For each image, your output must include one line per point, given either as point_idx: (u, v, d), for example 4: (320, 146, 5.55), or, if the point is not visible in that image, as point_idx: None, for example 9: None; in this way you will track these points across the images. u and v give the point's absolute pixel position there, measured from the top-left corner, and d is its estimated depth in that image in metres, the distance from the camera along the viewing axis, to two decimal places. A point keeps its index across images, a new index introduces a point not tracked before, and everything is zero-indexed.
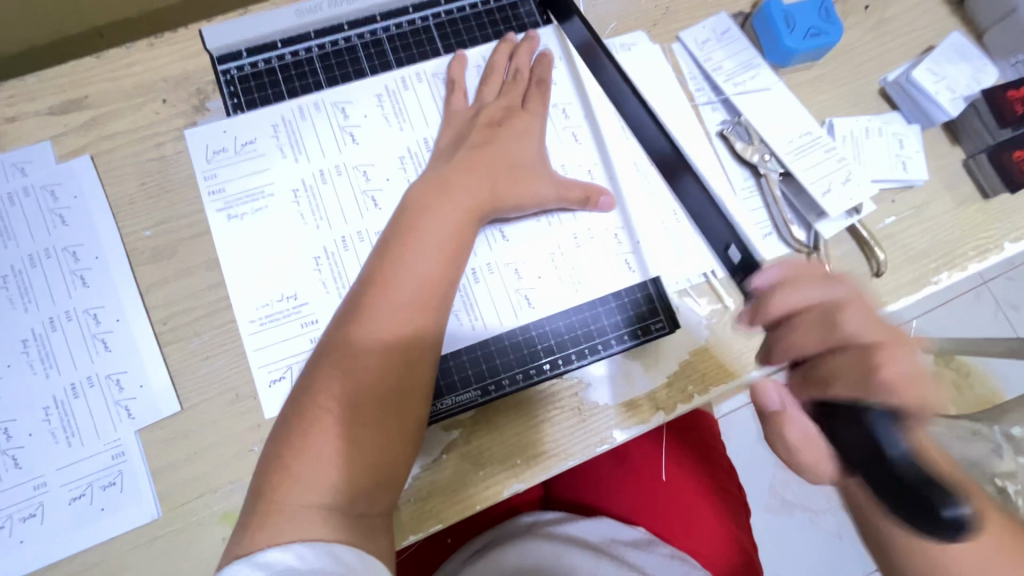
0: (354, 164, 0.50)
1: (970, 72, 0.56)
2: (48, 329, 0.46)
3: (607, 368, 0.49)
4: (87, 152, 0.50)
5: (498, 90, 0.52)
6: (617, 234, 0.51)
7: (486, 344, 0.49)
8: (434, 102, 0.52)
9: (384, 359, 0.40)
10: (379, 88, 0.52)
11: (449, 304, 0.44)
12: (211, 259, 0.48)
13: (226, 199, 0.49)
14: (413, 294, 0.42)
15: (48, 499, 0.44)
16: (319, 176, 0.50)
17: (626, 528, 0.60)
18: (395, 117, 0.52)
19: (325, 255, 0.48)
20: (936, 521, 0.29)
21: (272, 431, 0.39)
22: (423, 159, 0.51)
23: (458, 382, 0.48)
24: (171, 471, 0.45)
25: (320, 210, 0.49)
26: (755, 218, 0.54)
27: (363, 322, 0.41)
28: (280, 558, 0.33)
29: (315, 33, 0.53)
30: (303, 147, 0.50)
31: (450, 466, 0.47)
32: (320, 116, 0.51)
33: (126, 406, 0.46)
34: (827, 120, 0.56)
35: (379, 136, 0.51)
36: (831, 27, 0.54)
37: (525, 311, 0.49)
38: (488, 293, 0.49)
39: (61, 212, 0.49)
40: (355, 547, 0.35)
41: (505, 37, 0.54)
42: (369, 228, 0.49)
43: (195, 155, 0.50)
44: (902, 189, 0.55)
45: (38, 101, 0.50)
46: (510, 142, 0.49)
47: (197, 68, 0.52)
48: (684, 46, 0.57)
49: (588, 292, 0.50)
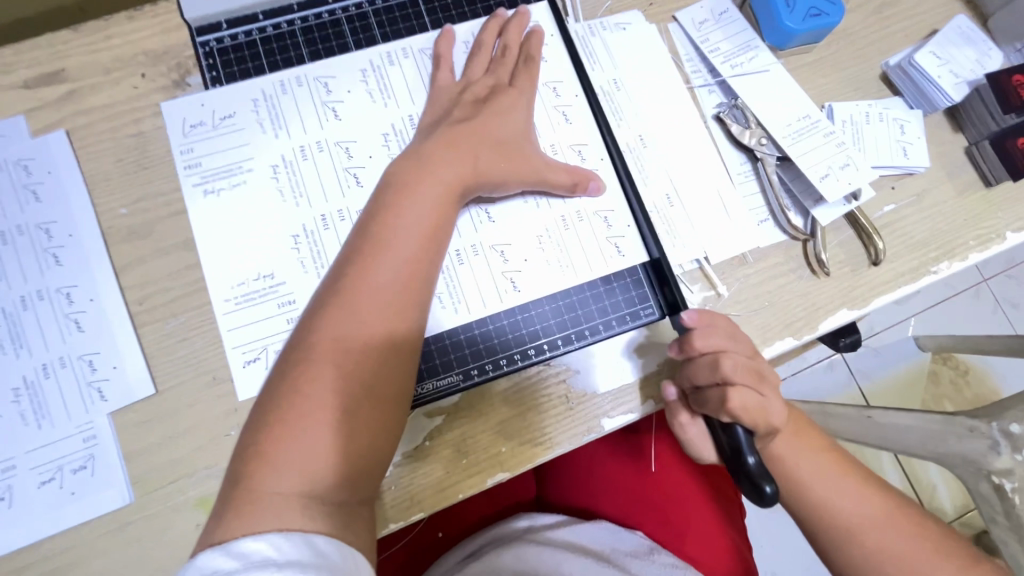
0: (336, 140, 0.49)
1: (975, 57, 0.54)
2: (19, 309, 0.45)
3: (593, 356, 0.48)
4: (63, 127, 0.48)
5: (486, 68, 0.51)
6: (608, 217, 0.50)
7: (470, 328, 0.47)
8: (419, 80, 0.51)
9: (363, 341, 0.38)
10: (364, 62, 0.50)
11: (432, 287, 0.42)
12: (189, 238, 0.47)
13: (203, 174, 0.48)
14: (396, 276, 0.40)
15: (17, 483, 0.43)
16: (299, 152, 0.48)
17: (623, 533, 0.58)
18: (379, 93, 0.50)
19: (304, 233, 0.47)
20: (759, 495, 0.38)
21: (249, 416, 0.37)
22: (408, 137, 0.49)
23: (441, 366, 0.46)
24: (144, 455, 0.44)
25: (299, 187, 0.48)
26: (750, 204, 0.52)
27: (344, 305, 0.39)
28: (257, 548, 0.31)
29: (299, 6, 0.51)
30: (285, 122, 0.49)
31: (434, 454, 0.45)
32: (302, 91, 0.49)
33: (98, 387, 0.44)
34: (827, 104, 0.55)
35: (363, 113, 0.49)
36: (833, 8, 0.52)
37: (511, 294, 0.48)
38: (472, 275, 0.48)
39: (34, 187, 0.47)
40: (334, 539, 0.33)
41: (495, 13, 0.52)
42: (350, 206, 0.48)
43: (171, 129, 0.48)
44: (902, 176, 0.54)
45: (13, 73, 0.49)
46: (497, 119, 0.48)
47: (178, 42, 0.50)
48: (680, 26, 0.55)
49: (575, 276, 0.49)
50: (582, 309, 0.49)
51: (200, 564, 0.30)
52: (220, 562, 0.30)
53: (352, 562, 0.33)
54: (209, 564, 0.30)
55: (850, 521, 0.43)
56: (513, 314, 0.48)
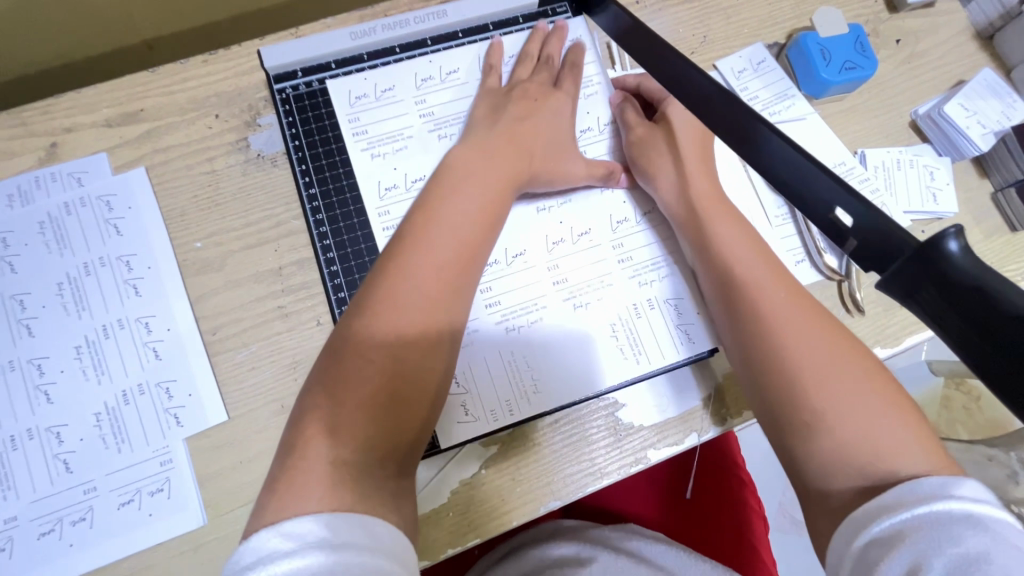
0: (428, 129, 0.53)
1: (1001, 108, 0.57)
2: (100, 337, 0.48)
3: (649, 328, 0.50)
4: (141, 164, 0.51)
5: (530, 72, 0.54)
6: (623, 223, 0.52)
7: (525, 313, 0.50)
8: (476, 63, 0.55)
9: (394, 331, 0.39)
10: (430, 54, 0.54)
11: (471, 278, 0.43)
12: (259, 272, 0.50)
13: (142, 363, 0.47)
14: (452, 257, 0.42)
15: (98, 503, 0.45)
16: (362, 134, 0.52)
17: (644, 530, 0.64)
18: (447, 78, 0.54)
19: (393, 193, 0.52)
20: None
21: (289, 419, 0.39)
22: (462, 119, 0.53)
23: (494, 354, 0.48)
24: (216, 479, 0.46)
25: (377, 151, 0.52)
26: (788, 245, 0.55)
27: (395, 301, 0.40)
28: (310, 530, 0.31)
29: (368, 56, 0.54)
30: (371, 135, 0.53)
31: (509, 411, 0.48)
32: (369, 104, 0.53)
33: (175, 414, 0.47)
34: (860, 150, 0.57)
35: (445, 96, 0.54)
36: (866, 61, 0.56)
37: (575, 287, 0.50)
38: (524, 264, 0.50)
39: (115, 222, 0.50)
40: (352, 519, 0.32)
41: (538, 24, 0.56)
42: (414, 160, 0.52)
43: (91, 399, 0.46)
44: (932, 221, 0.57)
45: (95, 113, 0.52)
46: (547, 117, 0.51)
47: (250, 85, 0.53)
48: (721, 74, 0.58)
49: (634, 266, 0.52)
50: (641, 296, 0.51)
51: (255, 546, 0.30)
52: (275, 544, 0.30)
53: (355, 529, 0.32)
54: (265, 545, 0.30)
55: (817, 374, 0.39)
56: (576, 295, 0.50)
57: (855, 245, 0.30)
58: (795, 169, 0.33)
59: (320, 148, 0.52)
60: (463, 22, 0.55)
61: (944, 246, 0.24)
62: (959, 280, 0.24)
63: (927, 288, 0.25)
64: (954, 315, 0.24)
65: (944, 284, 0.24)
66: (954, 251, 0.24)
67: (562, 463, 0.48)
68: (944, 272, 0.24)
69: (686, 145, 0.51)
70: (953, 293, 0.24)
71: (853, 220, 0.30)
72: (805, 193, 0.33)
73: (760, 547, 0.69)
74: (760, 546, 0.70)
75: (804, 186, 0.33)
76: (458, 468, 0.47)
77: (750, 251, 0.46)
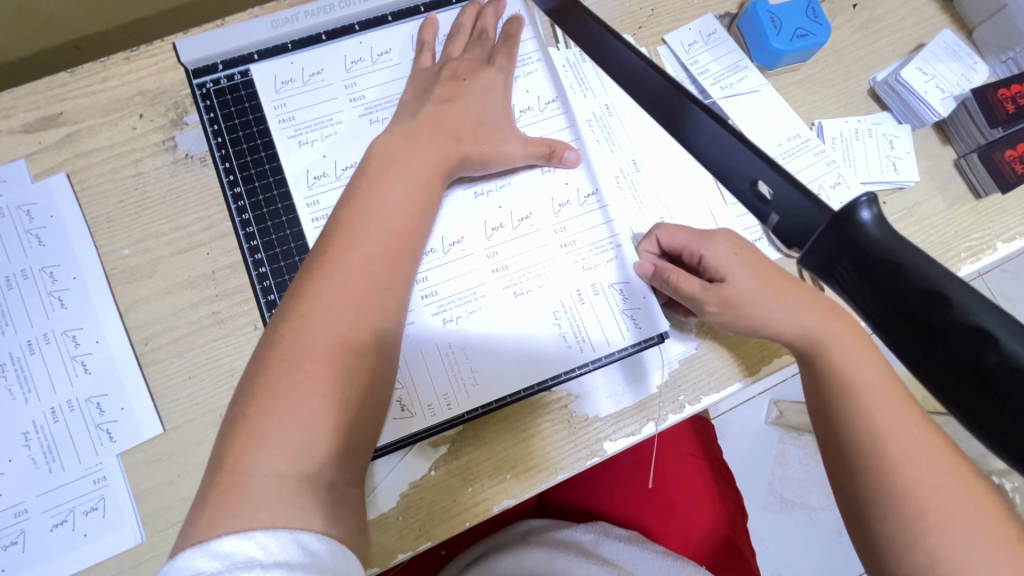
0: (359, 113, 0.51)
1: (960, 71, 0.55)
2: (26, 353, 0.46)
3: (594, 315, 0.48)
4: (63, 170, 0.49)
5: (463, 50, 0.51)
6: (566, 205, 0.50)
7: (464, 302, 0.48)
8: (408, 42, 0.53)
9: (315, 331, 0.37)
10: (359, 35, 0.52)
11: (404, 272, 0.41)
12: (192, 277, 0.48)
13: (68, 376, 0.46)
14: (386, 253, 0.40)
15: (30, 526, 0.43)
16: (288, 122, 0.50)
17: (616, 527, 0.63)
18: (378, 59, 0.52)
19: (319, 183, 0.49)
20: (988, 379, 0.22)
21: None
22: (394, 101, 0.51)
23: (430, 347, 0.46)
24: (153, 494, 0.44)
25: (304, 141, 0.50)
26: (745, 224, 0.52)
27: (311, 300, 0.38)
28: (241, 549, 0.29)
29: (293, 45, 0.51)
30: (298, 121, 0.50)
31: (446, 405, 0.46)
32: (296, 88, 0.51)
33: (107, 429, 0.45)
34: (817, 121, 0.55)
35: (377, 79, 0.51)
36: (819, 28, 0.53)
37: (515, 273, 0.48)
38: (463, 254, 0.49)
39: (37, 232, 0.48)
40: (285, 533, 0.31)
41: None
42: (343, 150, 0.50)
43: (15, 416, 0.44)
44: (893, 191, 0.55)
45: (12, 118, 0.49)
46: (480, 100, 0.48)
47: (173, 82, 0.50)
48: (670, 48, 0.56)
49: (578, 251, 0.49)
50: (588, 280, 0.49)
51: (183, 565, 0.29)
52: (202, 564, 0.29)
53: (292, 544, 0.30)
54: (191, 564, 0.29)
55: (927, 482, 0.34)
56: (516, 283, 0.48)
57: (778, 220, 0.30)
58: (720, 146, 0.32)
59: (244, 145, 0.50)
60: (392, 4, 0.53)
61: (860, 218, 0.25)
62: (883, 253, 0.24)
63: (846, 266, 0.25)
64: (872, 293, 0.24)
65: (859, 256, 0.25)
66: (870, 223, 0.25)
67: (511, 460, 0.47)
68: (863, 246, 0.25)
69: (756, 275, 0.42)
70: (876, 274, 0.24)
71: (775, 195, 0.29)
72: (727, 169, 0.32)
73: (742, 546, 0.68)
74: (743, 544, 0.68)
75: (725, 160, 0.32)
76: (407, 471, 0.46)
77: (857, 350, 0.39)
